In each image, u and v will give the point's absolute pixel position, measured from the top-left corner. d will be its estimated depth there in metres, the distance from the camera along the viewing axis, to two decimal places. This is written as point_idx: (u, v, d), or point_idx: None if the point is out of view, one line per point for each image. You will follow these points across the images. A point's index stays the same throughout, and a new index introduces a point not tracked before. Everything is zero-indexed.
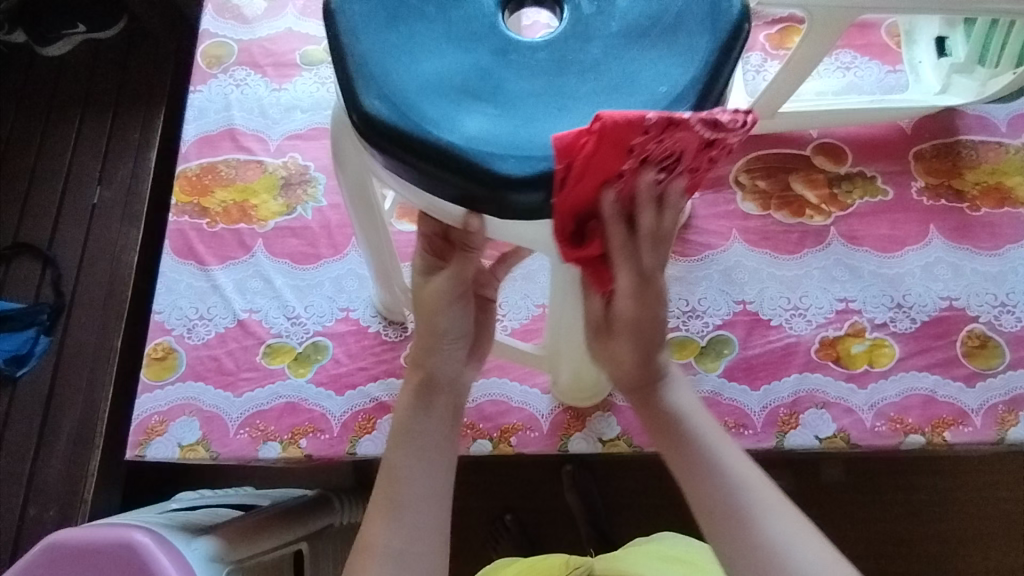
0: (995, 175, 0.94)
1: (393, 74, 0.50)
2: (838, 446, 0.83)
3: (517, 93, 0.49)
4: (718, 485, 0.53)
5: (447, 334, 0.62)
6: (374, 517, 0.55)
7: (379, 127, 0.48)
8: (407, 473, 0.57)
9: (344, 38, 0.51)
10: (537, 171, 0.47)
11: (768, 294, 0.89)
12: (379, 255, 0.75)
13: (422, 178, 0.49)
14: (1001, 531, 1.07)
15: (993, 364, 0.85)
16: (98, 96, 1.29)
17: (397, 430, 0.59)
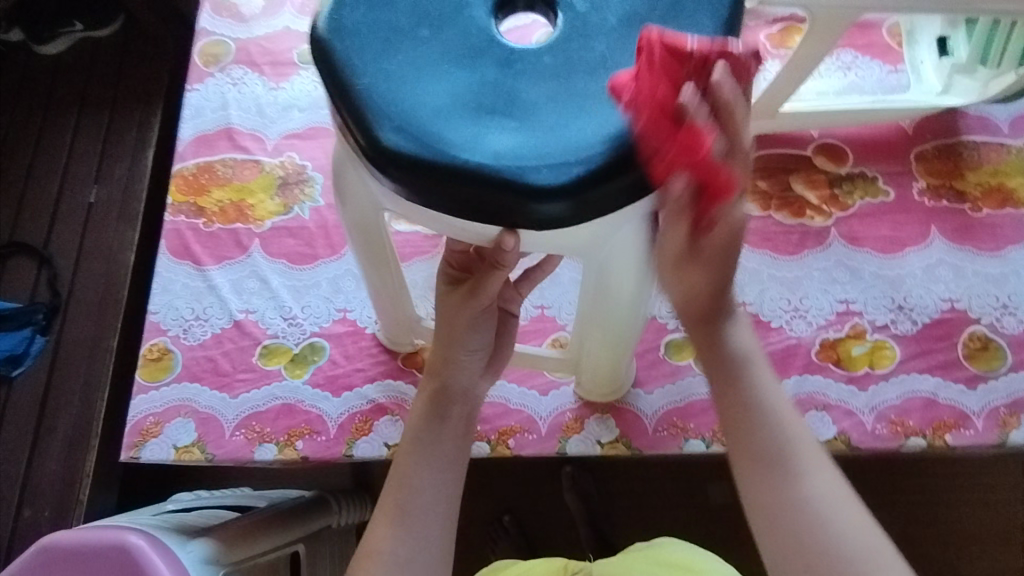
0: (997, 176, 0.93)
1: (402, 102, 0.48)
2: (838, 448, 0.82)
3: (534, 101, 0.48)
4: (770, 435, 0.52)
5: (466, 346, 0.65)
6: (380, 524, 0.58)
7: (402, 160, 0.47)
8: (416, 480, 0.60)
9: (344, 73, 0.49)
10: (575, 177, 0.46)
11: (768, 295, 0.89)
12: (386, 291, 0.74)
13: (453, 206, 0.48)
14: (1002, 533, 1.06)
15: (995, 366, 0.84)
16: (95, 95, 1.28)
17: (409, 439, 0.63)
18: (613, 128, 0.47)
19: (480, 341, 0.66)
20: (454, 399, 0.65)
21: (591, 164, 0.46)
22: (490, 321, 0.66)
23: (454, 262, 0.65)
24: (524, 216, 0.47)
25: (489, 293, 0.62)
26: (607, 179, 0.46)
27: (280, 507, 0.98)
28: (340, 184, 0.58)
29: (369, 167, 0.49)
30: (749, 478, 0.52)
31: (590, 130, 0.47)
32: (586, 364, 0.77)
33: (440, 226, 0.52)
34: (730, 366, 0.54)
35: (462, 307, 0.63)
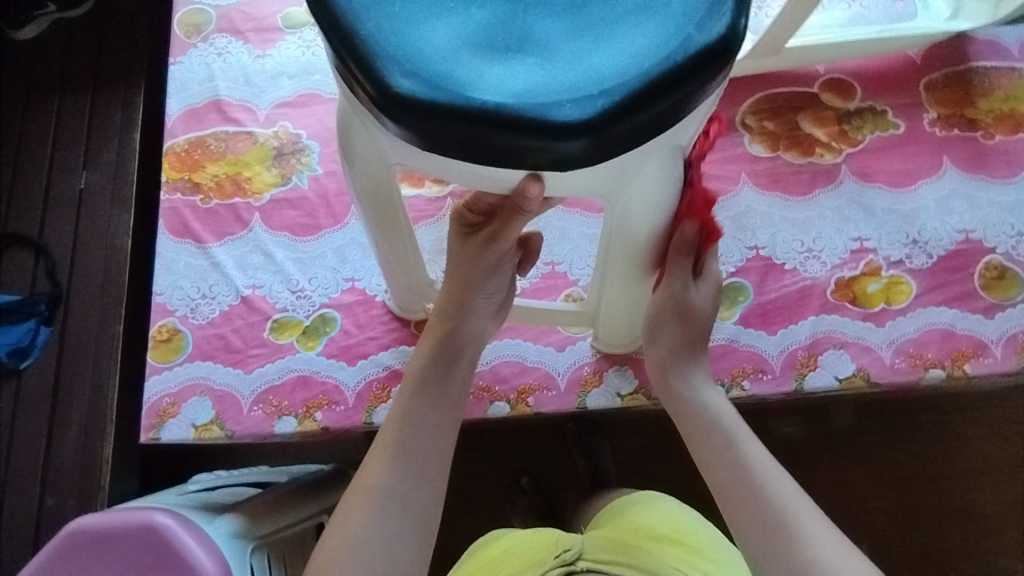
0: (1009, 101, 0.91)
1: (410, 47, 0.46)
2: (857, 385, 0.82)
3: (548, 38, 0.47)
4: (767, 494, 0.60)
5: (483, 291, 0.66)
6: (378, 459, 0.61)
7: (417, 106, 0.45)
8: (415, 422, 0.62)
9: (346, 19, 0.47)
10: (600, 109, 0.44)
11: (781, 238, 0.87)
12: (398, 254, 0.71)
13: (472, 153, 0.46)
14: (1015, 464, 1.07)
15: (1012, 294, 0.83)
16: (75, 77, 1.24)
17: (413, 380, 0.65)
18: (633, 59, 0.46)
19: (498, 287, 0.67)
20: (462, 344, 0.67)
21: (615, 96, 0.44)
22: (504, 271, 0.67)
23: (471, 208, 0.65)
24: (548, 157, 0.45)
25: (510, 238, 0.62)
26: (634, 110, 0.44)
27: (300, 481, 0.98)
28: (346, 141, 0.56)
29: (380, 117, 0.47)
30: (758, 539, 0.58)
31: (610, 63, 0.46)
32: (603, 314, 0.76)
33: (456, 173, 0.50)
34: (716, 432, 0.66)
35: (481, 252, 0.64)
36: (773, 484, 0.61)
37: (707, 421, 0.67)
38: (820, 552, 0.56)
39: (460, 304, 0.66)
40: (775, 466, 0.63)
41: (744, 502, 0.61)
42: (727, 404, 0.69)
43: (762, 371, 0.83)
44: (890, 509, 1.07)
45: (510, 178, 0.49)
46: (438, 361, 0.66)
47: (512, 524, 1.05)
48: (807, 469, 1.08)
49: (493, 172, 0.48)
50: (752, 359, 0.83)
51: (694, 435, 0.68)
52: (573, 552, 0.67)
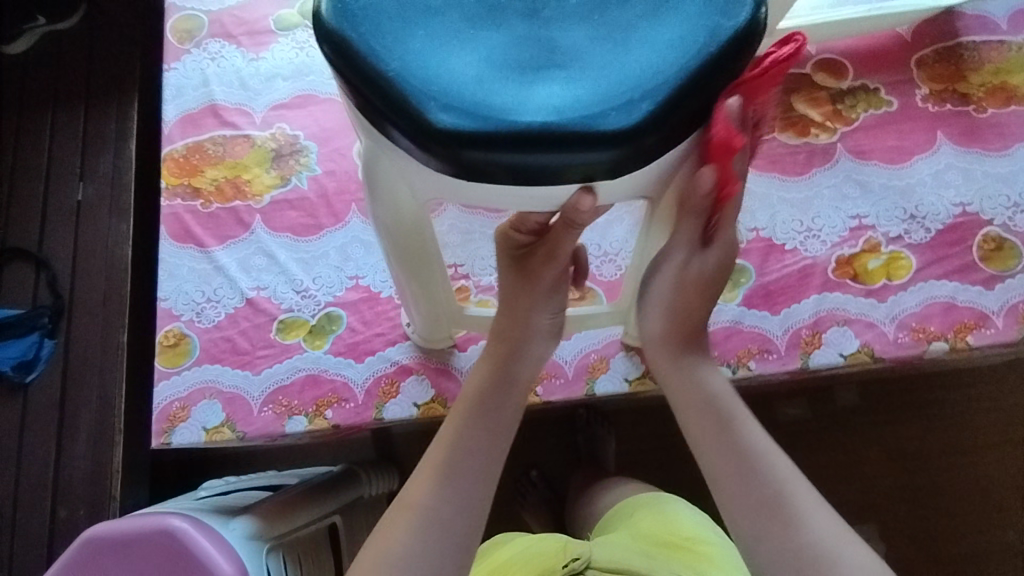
0: (999, 74, 0.92)
1: (438, 78, 0.42)
2: (862, 361, 0.83)
3: (574, 46, 0.43)
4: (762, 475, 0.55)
5: (545, 312, 0.65)
6: (424, 478, 0.59)
7: (462, 140, 0.41)
8: (466, 443, 0.60)
9: (366, 59, 0.42)
10: (648, 113, 0.41)
11: (780, 218, 0.88)
12: (431, 283, 0.69)
13: (523, 181, 0.42)
14: (1017, 433, 1.08)
15: (1010, 265, 0.84)
16: (67, 90, 1.24)
17: (468, 400, 0.63)
18: (670, 54, 0.42)
19: (555, 307, 0.66)
20: (520, 365, 0.65)
21: (659, 96, 0.41)
22: (562, 290, 0.66)
23: (519, 228, 0.64)
24: (601, 170, 0.42)
25: (569, 253, 0.61)
26: (681, 108, 0.41)
27: (310, 483, 0.98)
28: (370, 180, 0.51)
29: (418, 156, 0.43)
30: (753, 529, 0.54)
31: (646, 62, 0.42)
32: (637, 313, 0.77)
33: (501, 201, 0.46)
34: (706, 409, 0.59)
35: (538, 271, 0.63)
36: (767, 464, 0.56)
37: (696, 396, 0.60)
38: (815, 537, 0.52)
39: (519, 325, 0.65)
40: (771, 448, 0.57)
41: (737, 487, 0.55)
42: (719, 379, 0.62)
43: (767, 351, 0.83)
44: (897, 487, 1.08)
45: (560, 197, 0.45)
46: (492, 382, 0.64)
47: (523, 517, 1.06)
48: (813, 450, 1.09)
49: (543, 194, 0.45)
50: (757, 339, 0.84)
51: (684, 412, 0.61)
52: (583, 560, 0.68)
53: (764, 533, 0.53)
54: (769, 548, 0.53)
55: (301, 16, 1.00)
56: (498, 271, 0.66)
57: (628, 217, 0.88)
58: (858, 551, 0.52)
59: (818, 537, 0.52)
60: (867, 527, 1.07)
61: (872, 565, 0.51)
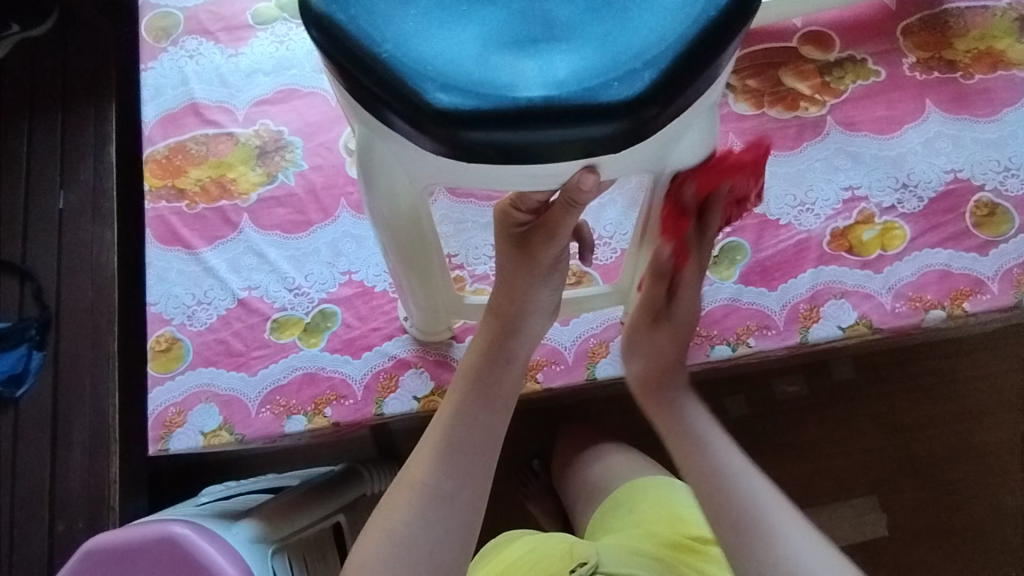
0: (986, 40, 0.92)
1: (434, 58, 0.41)
2: (861, 332, 0.83)
3: (571, 18, 0.42)
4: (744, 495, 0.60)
5: (546, 287, 0.65)
6: (424, 457, 0.59)
7: (464, 121, 0.40)
8: (464, 421, 0.60)
9: (359, 43, 0.41)
10: (650, 82, 0.40)
11: (774, 193, 0.88)
12: (428, 270, 0.67)
13: (526, 158, 0.41)
14: (1011, 395, 1.09)
15: (1004, 230, 0.84)
16: (42, 97, 1.21)
17: (466, 378, 0.63)
18: (669, 21, 0.41)
19: (555, 285, 0.65)
20: (519, 343, 0.65)
21: (661, 64, 0.40)
22: (560, 269, 0.65)
23: (519, 207, 0.61)
24: (605, 143, 0.41)
25: (569, 232, 0.59)
26: (685, 74, 0.40)
27: (312, 483, 0.97)
28: (365, 166, 0.50)
29: (418, 139, 0.41)
30: (732, 544, 0.59)
31: (645, 30, 0.41)
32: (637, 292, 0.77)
33: (502, 181, 0.45)
34: (685, 434, 0.67)
35: (538, 250, 0.61)
36: (747, 484, 0.61)
37: (679, 428, 0.67)
38: (790, 551, 0.57)
39: (517, 302, 0.64)
40: (748, 465, 0.63)
41: (719, 505, 0.60)
42: (700, 411, 0.69)
43: (766, 327, 0.83)
44: (897, 458, 1.08)
45: (563, 174, 0.44)
46: (490, 359, 0.64)
47: (528, 507, 1.06)
48: (813, 425, 1.10)
49: (545, 172, 0.44)
50: (755, 316, 0.84)
51: (668, 438, 0.68)
52: (590, 565, 0.69)
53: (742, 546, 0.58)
54: (752, 557, 0.57)
55: (280, 9, 0.98)
56: (497, 251, 0.64)
57: (620, 199, 0.87)
58: (832, 557, 0.57)
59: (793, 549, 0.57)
60: (869, 499, 1.08)
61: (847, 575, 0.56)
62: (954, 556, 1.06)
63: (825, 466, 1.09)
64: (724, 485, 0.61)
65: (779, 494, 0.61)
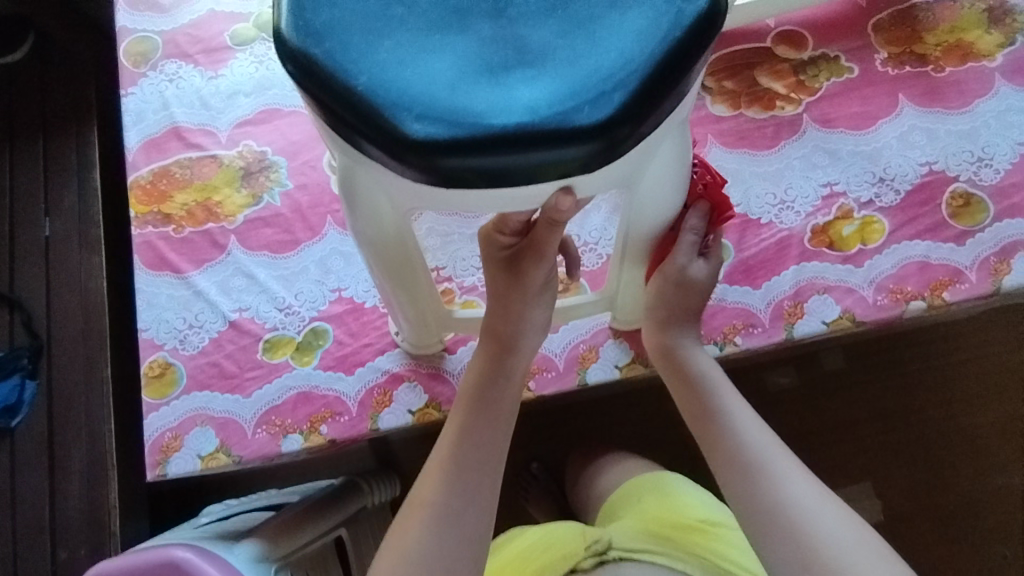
0: (955, 33, 0.93)
1: (409, 87, 0.41)
2: (844, 326, 0.84)
3: (543, 43, 0.42)
4: (749, 446, 0.63)
5: (539, 306, 0.66)
6: (432, 477, 0.60)
7: (441, 149, 0.41)
8: (472, 436, 0.62)
9: (336, 77, 0.41)
10: (619, 104, 0.41)
11: (754, 193, 0.89)
12: (414, 286, 0.67)
13: (505, 182, 0.42)
14: (997, 377, 1.11)
15: (979, 219, 0.86)
16: (22, 124, 1.21)
17: (465, 401, 0.64)
18: (635, 42, 0.42)
19: (547, 304, 0.67)
20: (517, 359, 0.66)
21: (629, 87, 0.41)
22: (551, 288, 0.66)
23: (501, 230, 0.64)
24: (580, 164, 0.42)
25: (555, 250, 0.61)
26: (651, 94, 0.42)
27: (312, 498, 0.98)
28: (348, 191, 0.51)
29: (399, 168, 0.42)
30: (736, 491, 0.61)
31: (613, 53, 0.42)
32: (624, 295, 0.78)
33: (482, 204, 0.45)
34: (692, 381, 0.70)
35: (527, 271, 0.63)
36: (749, 435, 0.64)
37: (683, 377, 0.71)
38: (794, 493, 0.58)
39: (512, 320, 0.66)
40: (748, 412, 0.67)
41: (728, 454, 0.63)
42: (709, 361, 0.72)
43: (752, 325, 0.85)
44: (889, 444, 1.10)
45: (543, 195, 0.45)
46: (490, 377, 0.66)
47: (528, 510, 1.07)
48: (803, 416, 1.11)
49: (523, 193, 0.45)
50: (741, 315, 0.85)
51: (678, 391, 0.72)
52: (604, 542, 0.73)
53: (742, 490, 0.60)
54: (752, 498, 0.59)
55: (258, 29, 0.98)
56: (487, 274, 0.66)
57: (604, 205, 0.88)
58: (831, 503, 0.57)
59: (795, 492, 0.58)
60: (864, 485, 1.09)
61: (844, 511, 0.57)
62: (949, 538, 1.08)
63: (821, 456, 1.10)
64: (730, 436, 0.64)
65: (781, 444, 0.63)
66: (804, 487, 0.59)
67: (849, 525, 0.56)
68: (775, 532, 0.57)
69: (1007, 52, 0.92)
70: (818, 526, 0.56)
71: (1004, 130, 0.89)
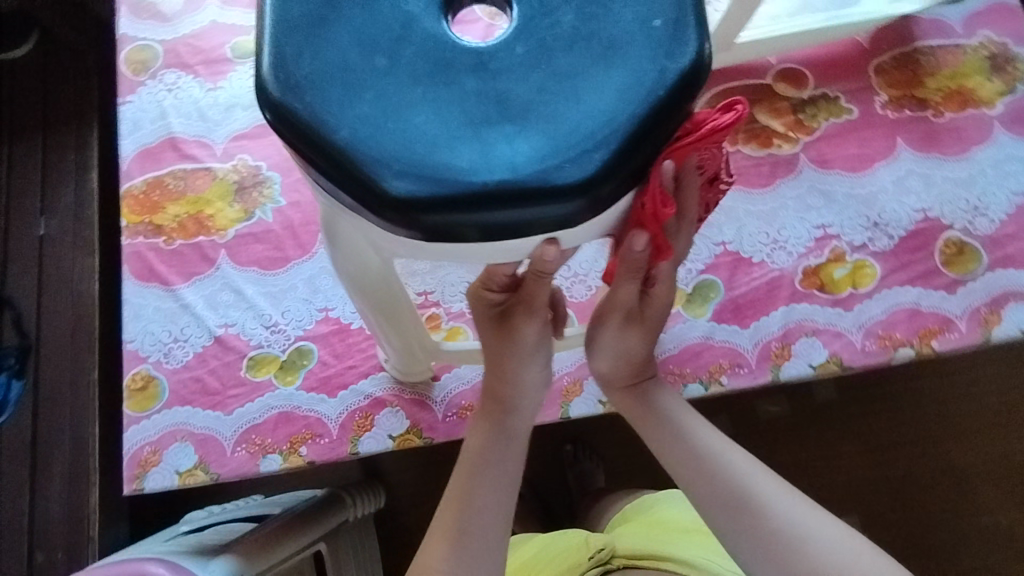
0: (956, 79, 0.93)
1: (390, 143, 0.41)
2: (831, 370, 0.84)
3: (527, 97, 0.41)
4: (729, 474, 0.61)
5: (536, 363, 0.66)
6: (438, 541, 0.60)
7: (423, 206, 0.41)
8: (478, 496, 0.62)
9: (318, 132, 0.41)
10: (601, 162, 0.41)
11: (746, 231, 0.89)
12: (398, 317, 0.67)
13: (487, 236, 0.42)
14: (986, 419, 1.10)
15: (972, 269, 0.85)
16: (21, 121, 1.21)
17: (467, 462, 0.65)
18: (620, 98, 0.41)
19: (543, 359, 0.66)
20: (517, 419, 0.67)
21: (611, 145, 0.41)
22: (547, 342, 0.65)
23: (490, 288, 0.61)
24: (562, 220, 0.42)
25: (545, 304, 0.60)
26: (633, 152, 0.41)
27: (294, 511, 0.97)
28: (332, 235, 0.51)
29: (382, 222, 0.43)
30: (726, 524, 0.59)
31: (597, 109, 0.41)
32: None
33: (469, 256, 0.45)
34: (669, 424, 0.67)
35: (518, 326, 0.62)
36: (727, 461, 0.62)
37: (666, 431, 0.66)
38: (784, 515, 0.57)
39: (508, 381, 0.66)
40: (728, 445, 0.64)
41: (709, 489, 0.61)
42: (671, 394, 0.70)
43: (738, 365, 0.85)
44: (875, 478, 1.10)
45: (526, 248, 0.45)
46: (493, 438, 0.66)
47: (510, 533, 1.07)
48: (791, 448, 1.11)
49: (507, 246, 0.45)
50: (728, 354, 0.85)
51: (646, 432, 0.69)
52: (607, 551, 0.73)
53: (760, 544, 0.57)
54: (744, 531, 0.58)
55: None
56: (478, 328, 0.66)
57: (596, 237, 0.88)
58: (821, 520, 0.57)
59: (813, 530, 0.56)
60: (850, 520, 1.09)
61: (835, 523, 0.57)
62: None
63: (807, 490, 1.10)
64: (709, 468, 0.62)
65: (758, 464, 0.62)
66: (793, 508, 0.58)
67: (843, 539, 0.56)
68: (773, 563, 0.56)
69: (1008, 101, 0.92)
70: (812, 546, 0.55)
71: (1000, 180, 0.89)
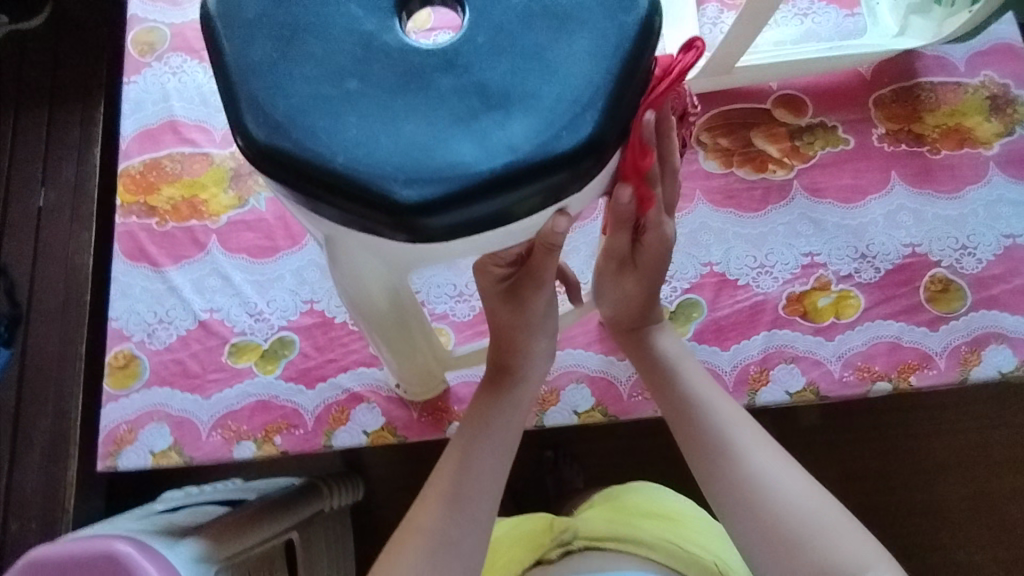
0: (954, 117, 0.93)
1: (387, 155, 0.41)
2: (808, 399, 0.84)
3: (505, 83, 0.42)
4: (714, 422, 0.65)
5: (542, 332, 0.67)
6: (429, 503, 0.61)
7: (437, 210, 0.40)
8: (475, 455, 0.63)
9: (315, 163, 0.41)
10: (595, 121, 0.41)
11: (734, 253, 0.89)
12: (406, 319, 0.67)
13: (505, 220, 0.42)
14: (965, 454, 1.10)
15: (955, 307, 0.86)
16: (30, 93, 1.22)
17: (468, 424, 0.66)
18: (591, 62, 0.42)
19: (550, 329, 0.68)
20: (526, 389, 0.68)
21: (597, 104, 0.42)
22: (552, 314, 0.67)
23: (497, 263, 0.61)
24: (569, 183, 0.42)
25: (552, 276, 0.60)
26: (618, 105, 0.42)
27: (269, 498, 0.98)
28: (332, 254, 0.50)
29: (400, 236, 0.42)
30: (704, 467, 0.64)
31: (574, 76, 0.42)
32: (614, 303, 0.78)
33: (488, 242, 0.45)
34: (664, 371, 0.72)
35: (528, 296, 0.63)
36: (714, 410, 0.67)
37: (674, 394, 0.69)
38: (757, 467, 0.61)
39: (518, 350, 0.67)
40: (720, 395, 0.69)
41: (694, 433, 0.66)
42: (672, 341, 0.75)
43: None
44: (850, 505, 1.10)
45: (541, 222, 0.45)
46: (496, 402, 0.67)
47: None
48: None
49: (525, 225, 0.44)
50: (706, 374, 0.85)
51: (646, 377, 0.74)
52: (570, 532, 0.73)
53: (740, 500, 0.60)
54: (721, 476, 0.62)
55: None
56: (487, 303, 0.65)
57: (584, 248, 0.88)
58: (794, 477, 0.61)
59: (783, 483, 0.60)
60: None
61: (806, 481, 0.61)
62: None
63: None
64: (696, 415, 0.67)
65: (744, 417, 0.66)
66: (767, 460, 0.62)
67: (809, 496, 0.59)
68: (742, 511, 0.60)
69: (1004, 142, 0.92)
70: (779, 497, 0.59)
71: (991, 221, 0.89)
